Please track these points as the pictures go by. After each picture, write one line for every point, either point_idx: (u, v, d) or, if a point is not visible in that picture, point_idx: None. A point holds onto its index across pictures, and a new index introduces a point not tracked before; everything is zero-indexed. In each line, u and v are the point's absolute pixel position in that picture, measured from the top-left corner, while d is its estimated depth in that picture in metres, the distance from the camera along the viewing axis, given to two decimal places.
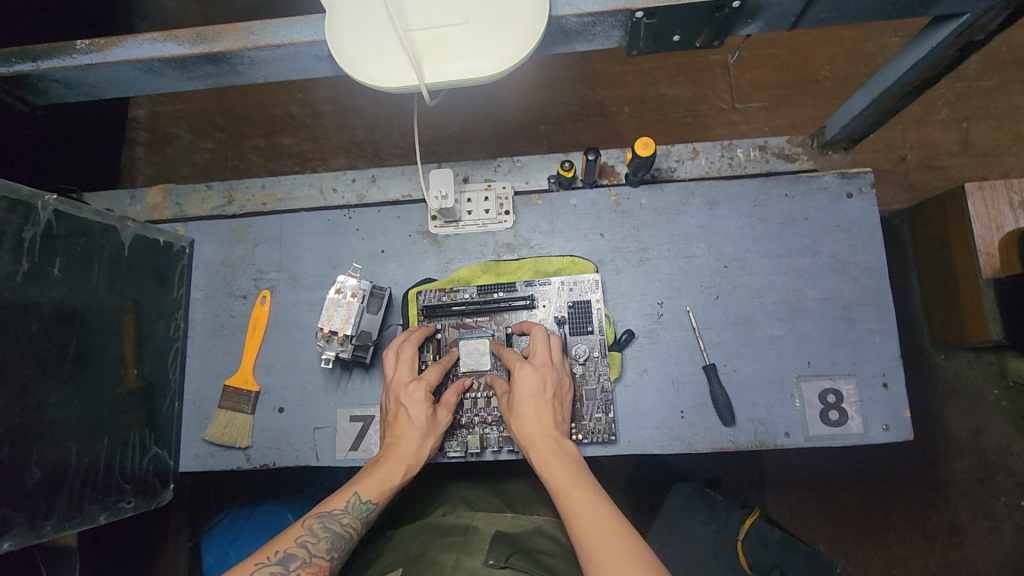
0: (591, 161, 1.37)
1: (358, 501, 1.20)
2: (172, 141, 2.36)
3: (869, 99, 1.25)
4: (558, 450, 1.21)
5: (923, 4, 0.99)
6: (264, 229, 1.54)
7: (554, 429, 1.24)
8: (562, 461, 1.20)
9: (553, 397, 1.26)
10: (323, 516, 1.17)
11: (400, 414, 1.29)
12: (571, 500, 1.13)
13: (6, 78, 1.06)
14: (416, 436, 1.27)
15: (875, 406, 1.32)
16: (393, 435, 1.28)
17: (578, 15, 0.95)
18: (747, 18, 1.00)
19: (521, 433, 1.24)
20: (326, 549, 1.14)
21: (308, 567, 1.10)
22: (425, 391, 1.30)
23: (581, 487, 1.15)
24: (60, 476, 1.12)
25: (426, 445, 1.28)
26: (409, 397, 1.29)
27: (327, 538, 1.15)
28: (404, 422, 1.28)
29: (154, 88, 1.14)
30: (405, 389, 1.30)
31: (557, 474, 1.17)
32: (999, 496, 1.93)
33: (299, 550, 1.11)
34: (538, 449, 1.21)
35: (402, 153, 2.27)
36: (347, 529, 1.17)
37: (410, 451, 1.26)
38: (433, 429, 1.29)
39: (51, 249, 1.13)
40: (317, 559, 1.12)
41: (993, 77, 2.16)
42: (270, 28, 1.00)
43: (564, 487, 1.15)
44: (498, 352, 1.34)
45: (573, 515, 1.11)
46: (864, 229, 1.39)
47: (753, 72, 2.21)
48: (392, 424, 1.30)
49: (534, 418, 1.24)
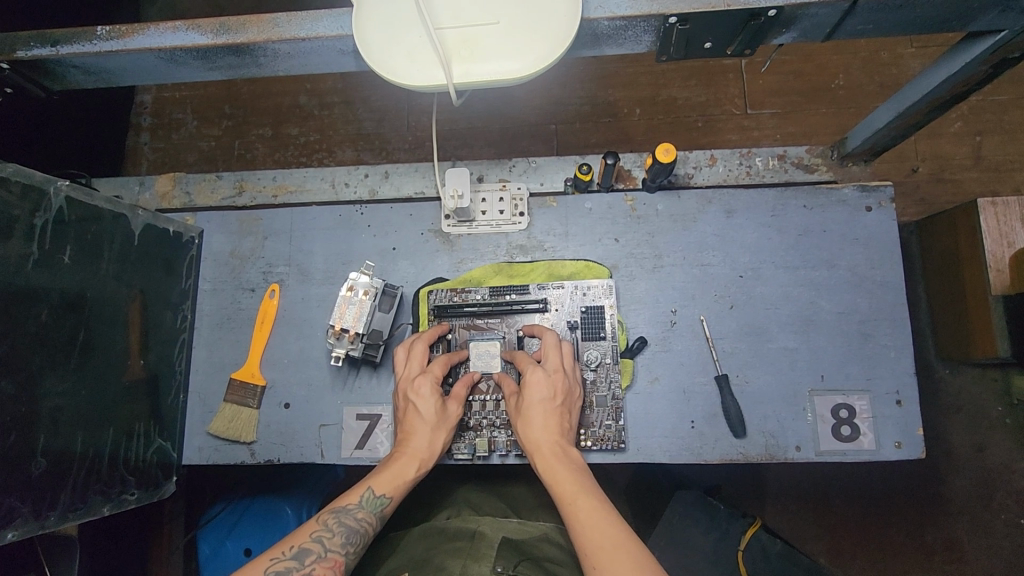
0: (609, 165, 1.36)
1: (372, 496, 1.19)
2: (177, 127, 2.33)
3: (894, 112, 1.24)
4: (563, 457, 1.19)
5: (960, 20, 0.98)
6: (274, 222, 1.53)
7: (561, 435, 1.22)
8: (567, 468, 1.18)
9: (563, 402, 1.24)
10: (338, 511, 1.16)
11: (409, 410, 1.28)
12: (576, 508, 1.11)
13: (23, 63, 1.05)
14: (428, 430, 1.26)
15: (887, 423, 1.31)
16: (405, 431, 1.27)
17: (611, 19, 0.93)
18: (780, 28, 0.99)
19: (527, 438, 1.22)
20: (341, 544, 1.13)
21: (323, 562, 1.10)
22: (432, 385, 1.28)
23: (586, 495, 1.13)
24: (65, 467, 1.10)
25: (438, 438, 1.26)
26: (416, 392, 1.28)
27: (342, 533, 1.14)
28: (414, 418, 1.27)
29: (173, 77, 1.12)
30: (413, 385, 1.29)
31: (562, 481, 1.15)
32: (999, 514, 1.93)
33: (314, 545, 1.11)
34: (543, 457, 1.19)
35: (410, 147, 2.25)
36: (362, 524, 1.16)
37: (422, 445, 1.25)
38: (445, 422, 1.28)
39: (63, 236, 1.11)
40: (332, 554, 1.11)
41: (1008, 92, 2.15)
42: (295, 20, 0.98)
43: (568, 495, 1.13)
44: (511, 357, 1.32)
45: (578, 523, 1.09)
46: (881, 243, 1.38)
47: (767, 78, 2.19)
48: (402, 420, 1.29)
49: (541, 424, 1.22)
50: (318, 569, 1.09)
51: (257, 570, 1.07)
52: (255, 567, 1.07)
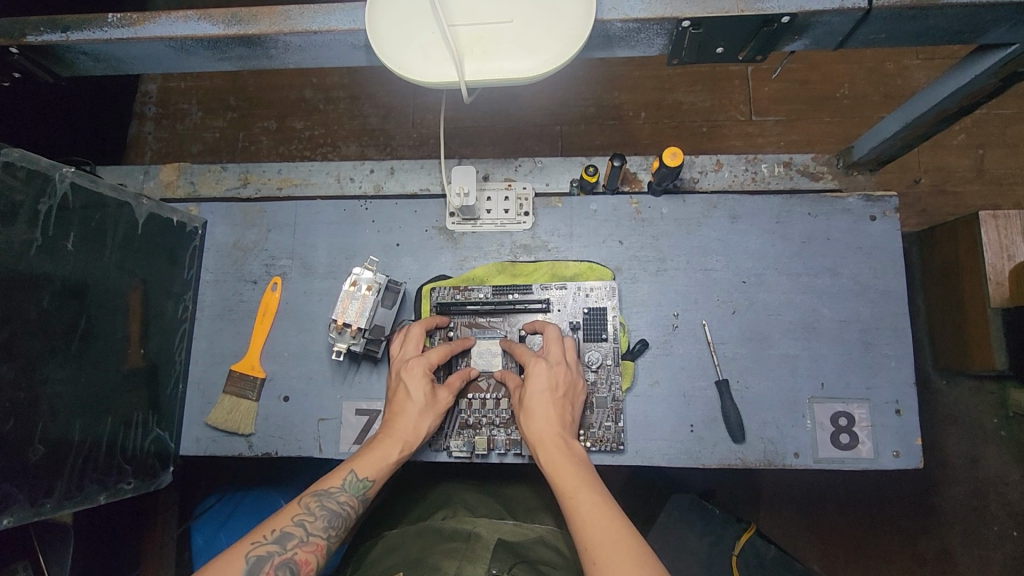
0: (616, 167, 1.35)
1: (355, 479, 1.17)
2: (182, 117, 2.32)
3: (902, 122, 1.23)
4: (565, 450, 1.18)
5: (971, 32, 0.98)
6: (278, 215, 1.53)
7: (562, 427, 1.21)
8: (570, 461, 1.17)
9: (564, 394, 1.24)
10: (320, 495, 1.14)
11: (400, 391, 1.28)
12: (577, 502, 1.10)
13: (33, 48, 1.04)
14: (415, 413, 1.25)
15: (886, 432, 1.32)
16: (393, 412, 1.26)
17: (623, 21, 0.94)
18: (794, 35, 0.99)
19: (528, 430, 1.22)
20: (322, 528, 1.12)
21: (305, 546, 1.09)
22: (425, 368, 1.28)
23: (587, 489, 1.12)
24: (62, 454, 1.10)
25: (424, 424, 1.25)
26: (408, 373, 1.27)
27: (324, 517, 1.12)
28: (404, 400, 1.26)
29: (184, 67, 1.12)
30: (407, 366, 1.28)
31: (564, 475, 1.15)
32: (992, 526, 1.93)
33: (295, 529, 1.10)
34: (546, 449, 1.18)
35: (413, 144, 2.25)
36: (345, 507, 1.15)
37: (408, 429, 1.23)
38: (433, 408, 1.26)
39: (67, 222, 1.11)
40: (315, 538, 1.10)
41: (1011, 106, 2.15)
42: (309, 14, 0.99)
43: (570, 488, 1.13)
44: (510, 348, 1.31)
45: (578, 517, 1.08)
46: (885, 252, 1.39)
47: (774, 85, 2.19)
48: (392, 401, 1.28)
49: (543, 415, 1.21)
50: (301, 554, 1.08)
51: (239, 554, 1.04)
52: (236, 552, 1.05)
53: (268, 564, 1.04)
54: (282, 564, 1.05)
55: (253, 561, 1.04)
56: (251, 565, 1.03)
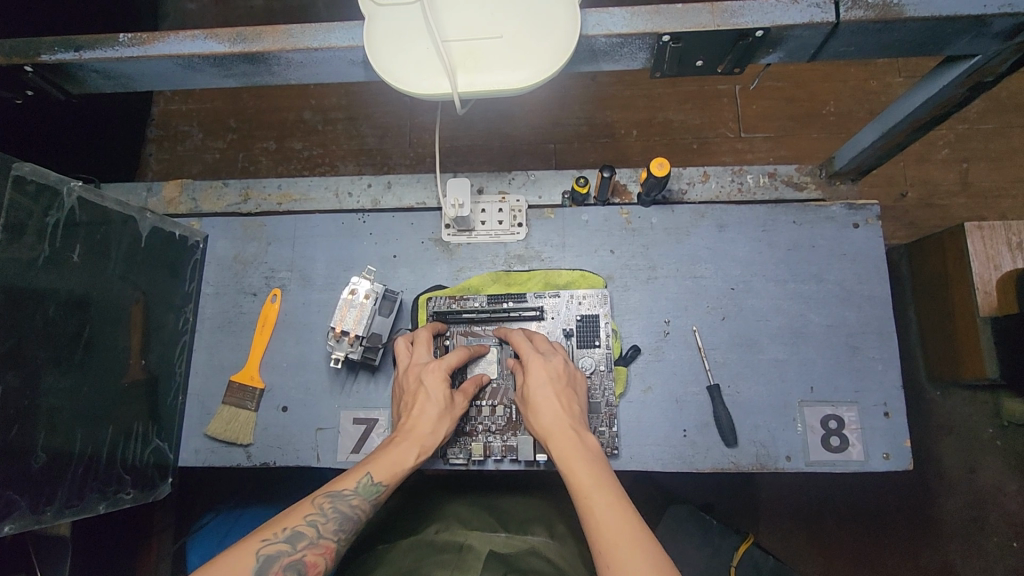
0: (605, 178, 1.40)
1: (369, 483, 1.17)
2: (183, 139, 2.38)
3: (878, 133, 1.29)
4: (581, 446, 1.18)
5: (937, 45, 1.04)
6: (278, 229, 1.56)
7: (575, 425, 1.22)
8: (584, 458, 1.16)
9: (569, 389, 1.26)
10: (334, 496, 1.15)
11: (420, 393, 1.28)
12: (591, 502, 1.09)
13: (46, 67, 1.09)
14: (435, 416, 1.26)
15: (875, 435, 1.34)
16: (410, 414, 1.26)
17: (607, 36, 0.99)
18: (768, 48, 1.04)
19: (539, 426, 1.22)
20: (333, 530, 1.12)
21: (315, 548, 1.09)
22: (445, 372, 1.29)
23: (602, 490, 1.10)
24: (64, 462, 1.12)
25: (443, 426, 1.26)
26: (428, 375, 1.29)
27: (335, 519, 1.13)
28: (422, 400, 1.27)
29: (189, 84, 1.17)
30: (427, 368, 1.30)
31: (578, 472, 1.14)
32: (990, 537, 1.94)
33: (307, 529, 1.10)
34: (559, 445, 1.18)
35: (411, 163, 2.31)
36: (357, 511, 1.15)
37: (426, 431, 1.25)
38: (450, 410, 1.28)
39: (74, 236, 1.14)
40: (325, 540, 1.11)
41: (992, 121, 2.22)
42: (309, 32, 1.04)
43: (584, 488, 1.11)
44: (508, 339, 1.34)
45: (593, 517, 1.07)
46: (868, 259, 1.43)
47: (761, 103, 2.26)
48: (410, 402, 1.28)
49: (552, 415, 1.22)
50: (310, 555, 1.08)
51: (250, 552, 1.05)
52: (247, 548, 1.06)
53: (277, 564, 1.05)
54: (291, 564, 1.06)
55: (263, 560, 1.05)
56: (260, 564, 1.04)
